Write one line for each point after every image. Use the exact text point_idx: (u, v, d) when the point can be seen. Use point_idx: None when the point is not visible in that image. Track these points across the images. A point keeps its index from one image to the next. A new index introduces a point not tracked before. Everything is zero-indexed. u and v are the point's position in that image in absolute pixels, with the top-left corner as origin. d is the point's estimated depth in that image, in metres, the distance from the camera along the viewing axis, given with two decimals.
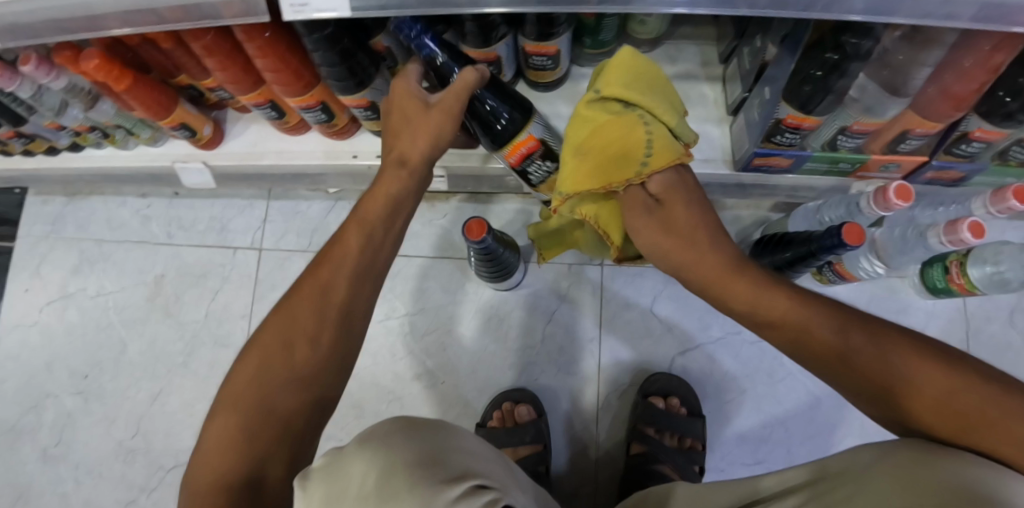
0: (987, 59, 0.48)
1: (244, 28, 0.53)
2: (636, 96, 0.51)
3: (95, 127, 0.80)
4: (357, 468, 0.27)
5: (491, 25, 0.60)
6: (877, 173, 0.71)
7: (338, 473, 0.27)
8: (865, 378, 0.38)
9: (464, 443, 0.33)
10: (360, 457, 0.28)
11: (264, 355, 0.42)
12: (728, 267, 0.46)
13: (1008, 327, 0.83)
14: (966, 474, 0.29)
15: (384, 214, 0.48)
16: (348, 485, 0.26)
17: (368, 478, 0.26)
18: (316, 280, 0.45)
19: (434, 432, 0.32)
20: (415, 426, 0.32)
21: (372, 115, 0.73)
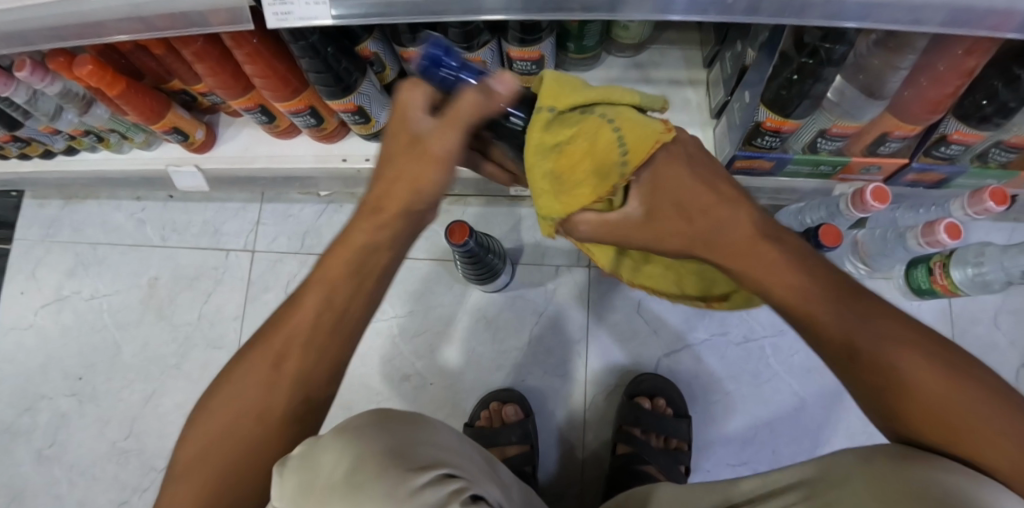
0: (961, 62, 0.49)
1: (232, 35, 0.55)
2: (584, 94, 0.37)
3: (90, 131, 0.82)
4: (330, 457, 0.30)
5: (474, 32, 0.62)
6: (858, 175, 0.72)
7: (311, 463, 0.30)
8: (890, 379, 0.34)
9: (437, 437, 0.36)
10: (332, 448, 0.30)
11: (212, 430, 0.38)
12: (746, 240, 0.39)
13: (993, 328, 0.84)
14: (951, 488, 0.29)
15: (347, 273, 0.40)
16: (322, 474, 0.29)
17: (337, 469, 0.29)
18: (267, 348, 0.39)
19: (407, 425, 0.34)
20: (389, 418, 0.34)
21: (360, 119, 0.73)
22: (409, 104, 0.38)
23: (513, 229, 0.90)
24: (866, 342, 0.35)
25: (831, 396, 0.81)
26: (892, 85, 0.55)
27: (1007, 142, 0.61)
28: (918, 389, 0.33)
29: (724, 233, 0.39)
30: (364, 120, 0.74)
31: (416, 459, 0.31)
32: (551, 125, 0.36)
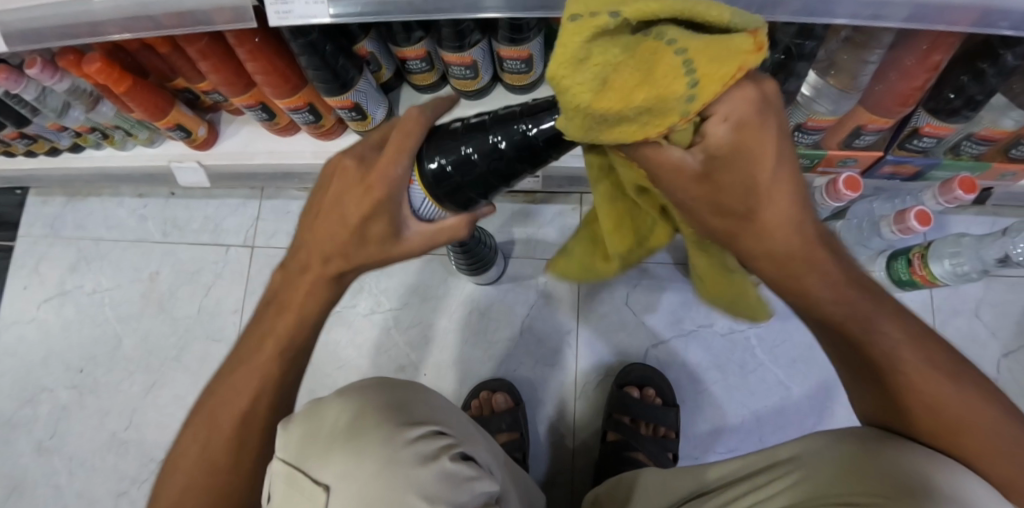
0: (925, 57, 0.52)
1: (235, 33, 0.57)
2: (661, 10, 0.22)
3: (96, 127, 0.84)
4: (331, 411, 0.39)
5: (466, 32, 0.65)
6: (837, 168, 0.74)
7: (316, 416, 0.39)
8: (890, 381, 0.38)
9: (426, 398, 0.45)
10: (335, 402, 0.40)
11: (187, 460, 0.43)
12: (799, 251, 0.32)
13: (973, 319, 0.86)
14: (905, 463, 0.36)
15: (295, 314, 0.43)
16: (323, 425, 0.38)
17: (341, 420, 0.38)
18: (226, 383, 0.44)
19: (399, 388, 0.43)
20: (387, 382, 0.44)
21: (357, 115, 0.75)
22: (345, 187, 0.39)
23: (505, 223, 0.92)
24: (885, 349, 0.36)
25: (815, 386, 0.83)
26: (864, 80, 0.58)
27: (978, 135, 0.64)
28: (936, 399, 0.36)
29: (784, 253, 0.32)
30: (361, 117, 0.76)
31: (410, 415, 0.40)
32: (601, 36, 0.22)
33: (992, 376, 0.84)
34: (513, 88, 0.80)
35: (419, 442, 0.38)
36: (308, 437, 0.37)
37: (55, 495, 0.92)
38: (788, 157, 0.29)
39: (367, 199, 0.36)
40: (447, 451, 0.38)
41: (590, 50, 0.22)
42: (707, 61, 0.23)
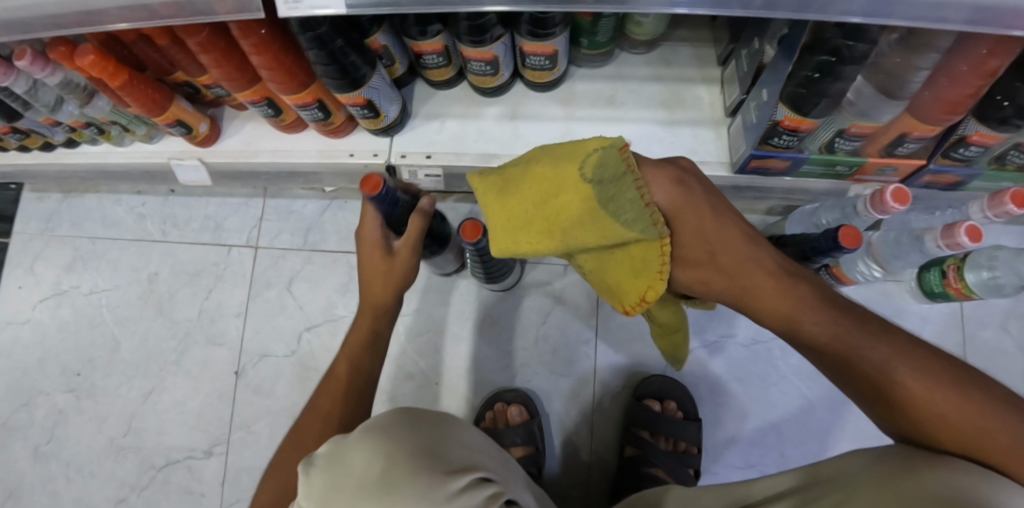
0: (982, 63, 0.48)
1: (239, 25, 0.53)
2: (560, 244, 0.51)
3: (91, 123, 0.80)
4: (360, 458, 0.34)
5: (487, 26, 0.61)
6: (874, 177, 0.71)
7: (343, 463, 0.34)
8: (868, 384, 0.41)
9: (461, 442, 0.40)
10: (364, 447, 0.34)
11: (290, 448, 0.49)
12: (770, 280, 0.49)
13: (1003, 332, 0.83)
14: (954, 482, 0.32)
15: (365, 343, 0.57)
16: (351, 474, 0.33)
17: (373, 468, 0.33)
18: (337, 378, 0.54)
19: (429, 426, 0.39)
20: (419, 421, 0.39)
21: (370, 113, 0.71)
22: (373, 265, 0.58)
23: None
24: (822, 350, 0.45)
25: (839, 399, 0.80)
26: (913, 86, 0.54)
27: None
28: (922, 394, 0.38)
29: (742, 283, 0.50)
30: (373, 115, 0.72)
31: (446, 462, 0.35)
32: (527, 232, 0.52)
33: None
34: (533, 85, 0.76)
35: (460, 497, 0.33)
36: (335, 490, 0.32)
37: (51, 502, 0.89)
38: (726, 214, 0.52)
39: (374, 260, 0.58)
40: (489, 505, 0.34)
41: (525, 236, 0.52)
42: (617, 258, 0.52)
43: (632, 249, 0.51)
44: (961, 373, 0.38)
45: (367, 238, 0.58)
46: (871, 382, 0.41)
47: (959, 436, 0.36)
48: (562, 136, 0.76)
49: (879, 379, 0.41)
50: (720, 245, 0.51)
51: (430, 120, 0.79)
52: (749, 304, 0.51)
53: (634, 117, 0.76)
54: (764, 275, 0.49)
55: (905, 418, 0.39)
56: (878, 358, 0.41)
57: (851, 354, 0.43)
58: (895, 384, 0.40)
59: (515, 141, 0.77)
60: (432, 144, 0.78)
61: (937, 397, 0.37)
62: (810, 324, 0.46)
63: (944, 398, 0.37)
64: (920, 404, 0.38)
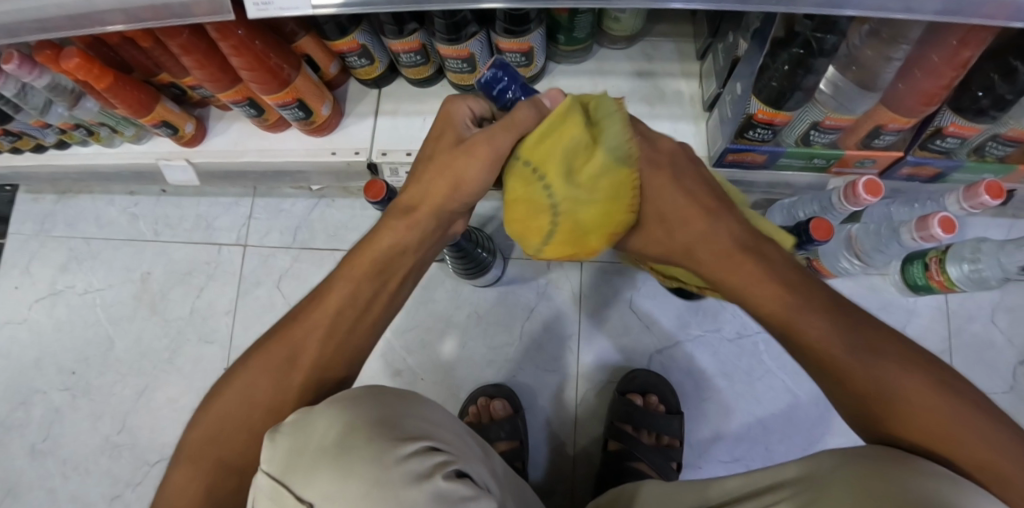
0: (955, 54, 0.48)
1: (216, 26, 0.54)
2: (558, 166, 0.41)
3: (79, 125, 0.81)
4: (320, 424, 0.34)
5: (462, 23, 0.61)
6: (853, 169, 0.71)
7: (304, 428, 0.34)
8: (848, 381, 0.39)
9: (425, 409, 0.39)
10: (325, 414, 0.34)
11: (218, 424, 0.42)
12: (733, 253, 0.46)
13: (990, 325, 0.83)
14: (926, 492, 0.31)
15: (337, 314, 0.45)
16: (310, 440, 0.33)
17: (329, 435, 0.33)
18: (286, 342, 0.44)
19: (393, 397, 0.37)
20: (382, 392, 0.37)
21: (467, 67, 0.69)
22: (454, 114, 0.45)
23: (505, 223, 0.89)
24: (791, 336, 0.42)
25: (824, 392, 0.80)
26: (886, 77, 0.54)
27: (1004, 136, 0.60)
28: (902, 394, 0.37)
29: (715, 246, 0.47)
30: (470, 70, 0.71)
31: (403, 429, 0.34)
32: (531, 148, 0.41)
33: (1007, 384, 0.80)
34: None
35: (412, 460, 0.32)
36: (295, 455, 0.32)
37: (48, 499, 0.91)
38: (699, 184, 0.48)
39: (444, 160, 0.44)
40: (441, 470, 0.33)
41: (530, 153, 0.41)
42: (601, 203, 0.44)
43: (612, 194, 0.44)
44: (919, 357, 0.38)
45: (447, 115, 0.45)
46: (841, 376, 0.39)
47: (928, 431, 0.35)
48: None
49: (855, 371, 0.38)
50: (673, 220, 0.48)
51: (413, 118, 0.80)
52: (715, 271, 0.47)
53: None
54: (723, 251, 0.46)
55: (873, 410, 0.38)
56: (850, 348, 0.39)
57: (824, 345, 0.40)
58: (860, 379, 0.38)
59: None
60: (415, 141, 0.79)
61: (907, 386, 0.37)
62: (796, 311, 0.41)
63: (914, 391, 0.36)
64: (896, 403, 0.37)
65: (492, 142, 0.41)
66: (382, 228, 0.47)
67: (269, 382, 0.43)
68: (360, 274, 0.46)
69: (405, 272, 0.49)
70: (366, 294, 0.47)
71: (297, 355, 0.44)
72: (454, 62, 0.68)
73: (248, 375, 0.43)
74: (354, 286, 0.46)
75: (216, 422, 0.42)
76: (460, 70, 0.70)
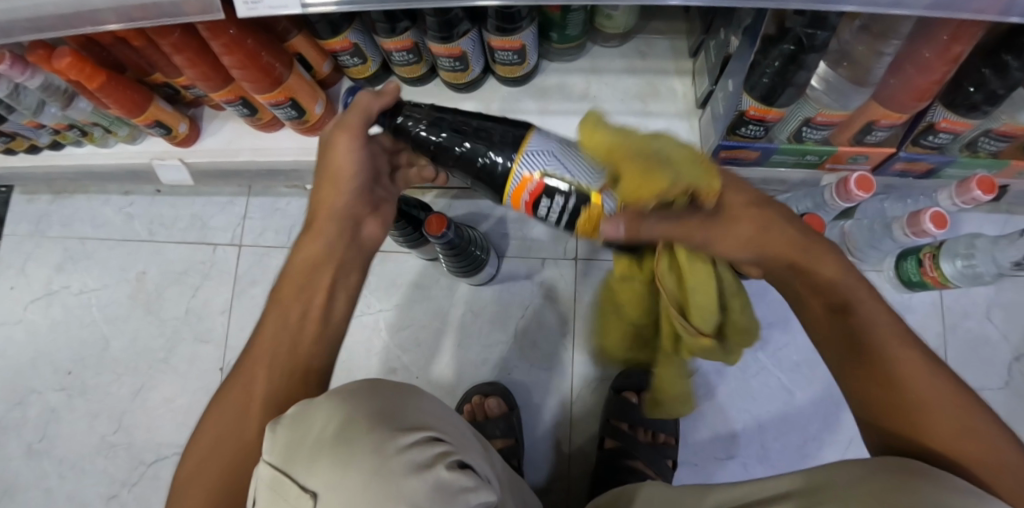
0: (945, 49, 0.47)
1: (208, 25, 0.54)
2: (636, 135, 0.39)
3: (73, 125, 0.81)
4: (319, 415, 0.32)
5: (454, 21, 0.61)
6: (846, 165, 0.71)
7: (303, 421, 0.32)
8: (897, 389, 0.38)
9: (423, 403, 0.38)
10: (324, 407, 0.33)
11: (202, 461, 0.40)
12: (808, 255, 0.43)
13: (985, 321, 0.83)
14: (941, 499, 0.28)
15: (285, 324, 0.45)
16: (309, 432, 0.31)
17: (327, 425, 0.31)
18: (245, 368, 0.43)
19: (391, 389, 0.37)
20: (381, 385, 0.37)
21: (460, 66, 0.69)
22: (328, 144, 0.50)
23: (499, 222, 0.89)
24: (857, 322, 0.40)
25: (819, 388, 0.80)
26: (878, 72, 0.55)
27: (997, 131, 0.60)
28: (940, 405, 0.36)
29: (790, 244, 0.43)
30: (462, 68, 0.70)
31: (403, 421, 0.34)
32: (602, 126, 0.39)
33: (1001, 380, 0.81)
34: (506, 80, 0.77)
35: (412, 452, 0.31)
36: (294, 446, 0.31)
37: (45, 499, 0.91)
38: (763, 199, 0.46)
39: (328, 170, 0.50)
40: (441, 460, 0.32)
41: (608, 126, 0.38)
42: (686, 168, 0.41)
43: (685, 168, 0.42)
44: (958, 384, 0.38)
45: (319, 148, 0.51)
46: (889, 368, 0.38)
47: (952, 436, 0.35)
48: None
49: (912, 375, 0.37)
50: (755, 211, 0.42)
51: None
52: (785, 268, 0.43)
53: (608, 110, 0.77)
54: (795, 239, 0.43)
55: (914, 422, 0.37)
56: (916, 354, 0.38)
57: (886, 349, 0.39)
58: (909, 378, 0.37)
59: None
60: None
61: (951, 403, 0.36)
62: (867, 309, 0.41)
63: (956, 409, 0.36)
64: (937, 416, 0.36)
65: (349, 124, 0.48)
66: (298, 249, 0.49)
67: (238, 406, 0.41)
68: (290, 292, 0.47)
69: (334, 279, 0.49)
70: (296, 318, 0.45)
71: (257, 372, 0.42)
72: (447, 60, 0.68)
73: (216, 414, 0.42)
74: (290, 304, 0.46)
75: (200, 461, 0.40)
76: (452, 68, 0.70)
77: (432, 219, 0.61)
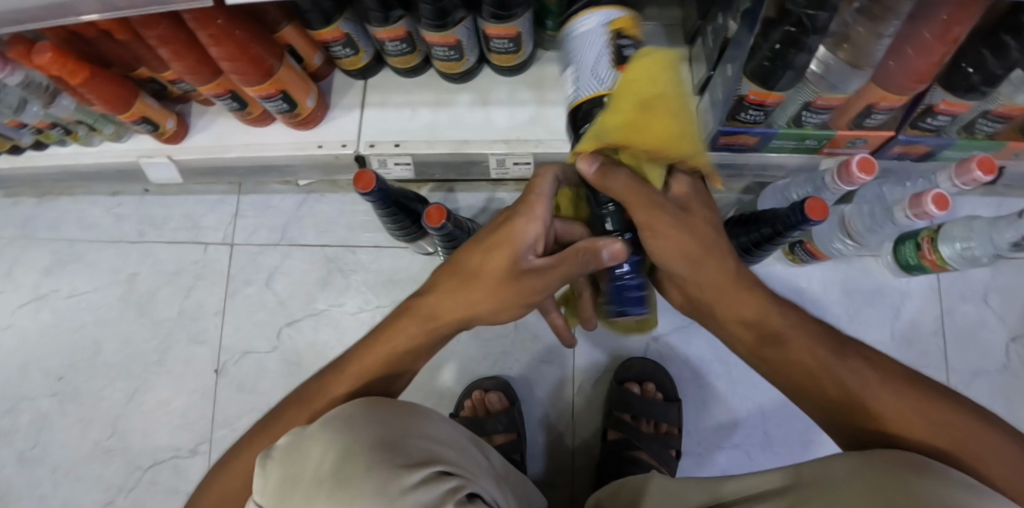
0: (945, 30, 0.47)
1: (195, 15, 0.52)
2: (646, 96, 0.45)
3: (57, 123, 0.79)
4: (316, 451, 0.32)
5: (448, 9, 0.59)
6: (845, 149, 0.71)
7: (301, 457, 0.32)
8: (849, 406, 0.41)
9: (426, 428, 0.36)
10: (321, 438, 0.33)
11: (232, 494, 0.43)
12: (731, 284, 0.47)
13: (982, 305, 0.83)
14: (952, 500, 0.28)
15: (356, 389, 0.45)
16: (306, 470, 0.31)
17: (327, 463, 0.31)
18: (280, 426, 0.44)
19: (393, 416, 0.35)
20: (381, 411, 0.36)
21: (454, 55, 0.68)
22: (521, 237, 0.43)
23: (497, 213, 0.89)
24: (793, 350, 0.44)
25: None
26: (878, 55, 0.53)
27: (995, 112, 0.60)
28: (897, 411, 0.38)
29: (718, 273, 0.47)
30: (456, 58, 0.70)
31: (407, 454, 0.32)
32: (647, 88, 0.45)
33: (999, 363, 0.81)
34: (501, 70, 0.76)
35: (418, 490, 0.30)
36: (292, 485, 0.31)
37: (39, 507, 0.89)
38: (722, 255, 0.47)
39: (478, 277, 0.44)
40: (452, 498, 0.30)
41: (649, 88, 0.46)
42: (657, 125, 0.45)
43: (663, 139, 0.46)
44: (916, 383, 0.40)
45: (515, 240, 0.43)
46: (835, 382, 0.42)
47: (916, 431, 0.37)
48: (533, 121, 0.76)
49: (857, 392, 0.40)
50: (699, 245, 0.46)
51: (401, 109, 0.79)
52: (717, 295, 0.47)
53: None
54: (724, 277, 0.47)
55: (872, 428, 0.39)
56: (865, 365, 0.41)
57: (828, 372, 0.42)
58: (867, 397, 0.40)
59: (485, 127, 0.77)
60: (403, 132, 0.78)
61: (898, 399, 0.39)
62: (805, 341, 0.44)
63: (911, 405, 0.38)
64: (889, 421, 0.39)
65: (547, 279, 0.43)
66: (395, 326, 0.46)
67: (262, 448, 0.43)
68: (371, 366, 0.45)
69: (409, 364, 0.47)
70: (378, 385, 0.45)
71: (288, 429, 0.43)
72: (440, 49, 0.67)
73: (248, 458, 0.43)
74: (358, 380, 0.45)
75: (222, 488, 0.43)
76: (446, 57, 0.69)
77: (433, 212, 0.60)
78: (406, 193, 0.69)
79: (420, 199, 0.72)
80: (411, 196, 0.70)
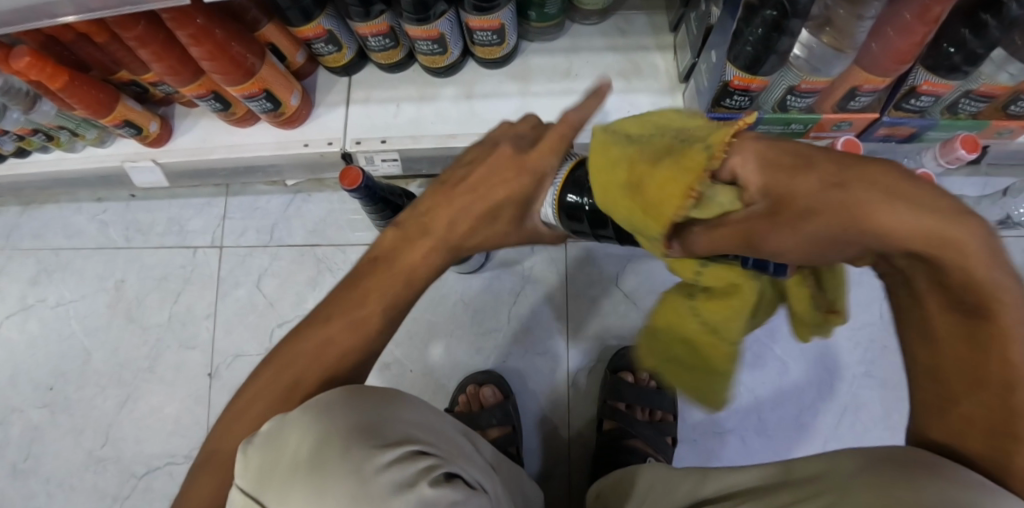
0: (925, 10, 0.47)
1: (173, 14, 0.52)
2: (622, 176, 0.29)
3: (38, 130, 0.77)
4: (293, 437, 0.31)
5: (429, 2, 0.59)
6: (830, 132, 0.71)
7: (277, 442, 0.31)
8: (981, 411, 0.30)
9: (405, 408, 0.36)
10: (297, 424, 0.32)
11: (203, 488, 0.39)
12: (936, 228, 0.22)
13: None
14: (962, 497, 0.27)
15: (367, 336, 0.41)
16: (282, 457, 0.30)
17: (303, 448, 0.30)
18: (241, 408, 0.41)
19: (373, 396, 0.34)
20: (362, 391, 0.34)
21: (437, 49, 0.68)
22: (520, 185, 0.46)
23: None
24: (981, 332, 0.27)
25: (812, 359, 0.81)
26: (860, 38, 0.53)
27: (976, 92, 0.60)
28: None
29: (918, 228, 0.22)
30: (440, 51, 0.69)
31: (383, 435, 0.32)
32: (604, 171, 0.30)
33: None
34: (485, 63, 0.76)
35: (391, 469, 0.30)
36: (269, 470, 0.30)
37: None
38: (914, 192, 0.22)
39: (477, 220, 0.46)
40: (425, 477, 0.30)
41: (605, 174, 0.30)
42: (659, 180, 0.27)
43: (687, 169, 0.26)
44: None
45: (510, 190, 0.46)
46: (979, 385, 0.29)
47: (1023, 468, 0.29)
48: (518, 112, 0.76)
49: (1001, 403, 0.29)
50: (826, 217, 0.22)
51: (386, 105, 0.78)
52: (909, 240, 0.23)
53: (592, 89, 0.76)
54: (933, 219, 0.22)
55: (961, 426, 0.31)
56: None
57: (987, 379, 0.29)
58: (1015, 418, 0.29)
59: (471, 121, 0.77)
60: (388, 128, 0.77)
61: None
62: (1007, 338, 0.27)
63: None
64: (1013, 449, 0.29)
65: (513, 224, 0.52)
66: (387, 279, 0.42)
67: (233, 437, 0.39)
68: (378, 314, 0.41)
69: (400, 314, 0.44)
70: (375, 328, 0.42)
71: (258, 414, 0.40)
72: (423, 43, 0.66)
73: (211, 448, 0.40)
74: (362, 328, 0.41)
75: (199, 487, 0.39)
76: (429, 51, 0.68)
77: None
78: (390, 188, 0.68)
79: (407, 194, 0.72)
80: (396, 191, 0.69)
